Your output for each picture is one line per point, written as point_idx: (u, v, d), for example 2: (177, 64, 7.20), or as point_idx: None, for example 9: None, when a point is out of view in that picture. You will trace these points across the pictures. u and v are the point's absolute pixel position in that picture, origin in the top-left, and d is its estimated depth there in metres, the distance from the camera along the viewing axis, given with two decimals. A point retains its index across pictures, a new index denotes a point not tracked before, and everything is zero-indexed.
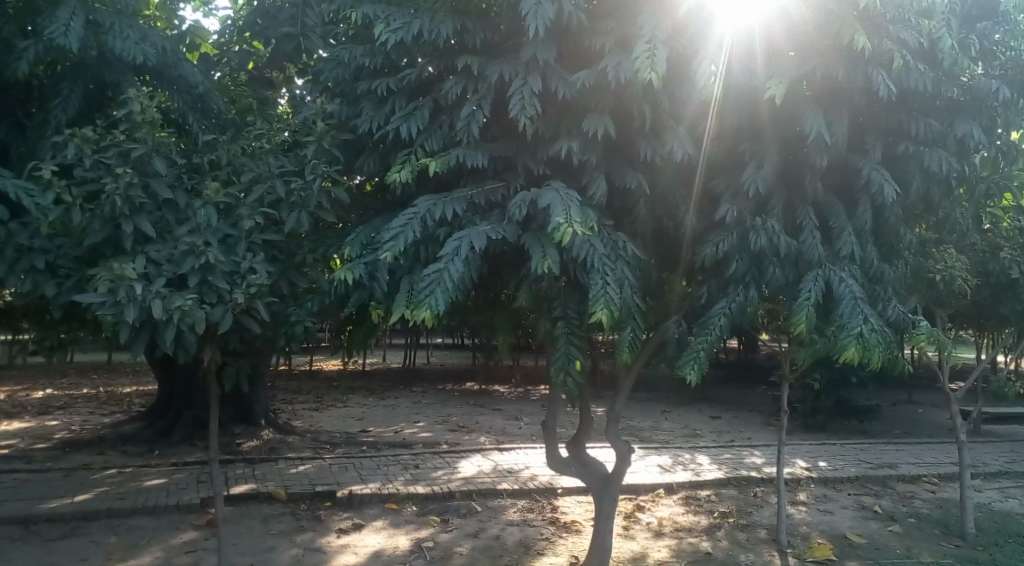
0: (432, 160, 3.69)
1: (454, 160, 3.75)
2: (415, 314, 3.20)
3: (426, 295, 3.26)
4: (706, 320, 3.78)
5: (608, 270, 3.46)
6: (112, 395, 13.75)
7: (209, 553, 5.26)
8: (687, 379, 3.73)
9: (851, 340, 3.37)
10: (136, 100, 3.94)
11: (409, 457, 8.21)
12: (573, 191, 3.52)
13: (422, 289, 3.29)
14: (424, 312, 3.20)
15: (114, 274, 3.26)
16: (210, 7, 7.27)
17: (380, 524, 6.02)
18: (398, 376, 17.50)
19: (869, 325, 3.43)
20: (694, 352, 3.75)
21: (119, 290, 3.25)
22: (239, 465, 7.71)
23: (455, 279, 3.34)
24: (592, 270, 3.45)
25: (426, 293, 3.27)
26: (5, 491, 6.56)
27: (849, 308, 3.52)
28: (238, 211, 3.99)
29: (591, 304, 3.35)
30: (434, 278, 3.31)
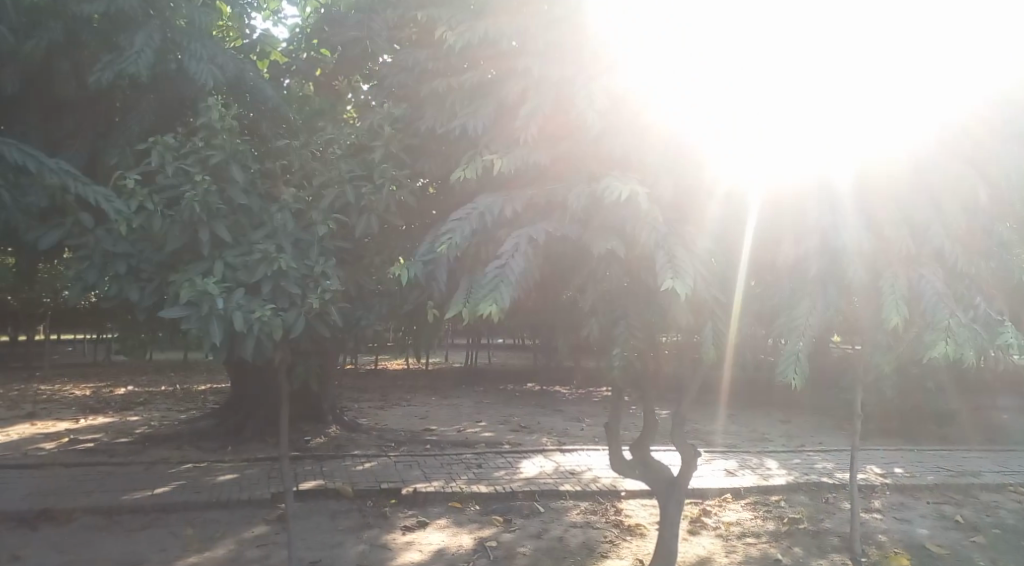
0: (500, 159, 3.76)
1: (516, 162, 3.79)
2: (482, 308, 3.15)
3: (490, 290, 3.26)
4: (790, 320, 3.76)
5: (675, 249, 3.33)
6: (189, 392, 14.32)
7: (280, 547, 5.40)
8: (789, 382, 3.65)
9: (941, 337, 3.32)
10: (212, 107, 4.07)
11: (472, 456, 8.28)
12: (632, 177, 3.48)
13: (483, 288, 3.28)
14: (491, 307, 3.17)
15: (199, 290, 3.40)
16: (279, 15, 7.41)
17: (444, 522, 6.08)
18: (461, 376, 17.65)
19: (957, 318, 3.41)
20: (794, 351, 3.65)
21: (203, 304, 3.37)
22: (308, 461, 7.91)
23: (516, 275, 3.36)
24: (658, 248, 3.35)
25: (488, 292, 3.26)
26: (92, 482, 6.91)
27: (932, 303, 3.48)
28: (311, 216, 4.09)
29: (662, 280, 3.19)
30: (496, 274, 3.33)
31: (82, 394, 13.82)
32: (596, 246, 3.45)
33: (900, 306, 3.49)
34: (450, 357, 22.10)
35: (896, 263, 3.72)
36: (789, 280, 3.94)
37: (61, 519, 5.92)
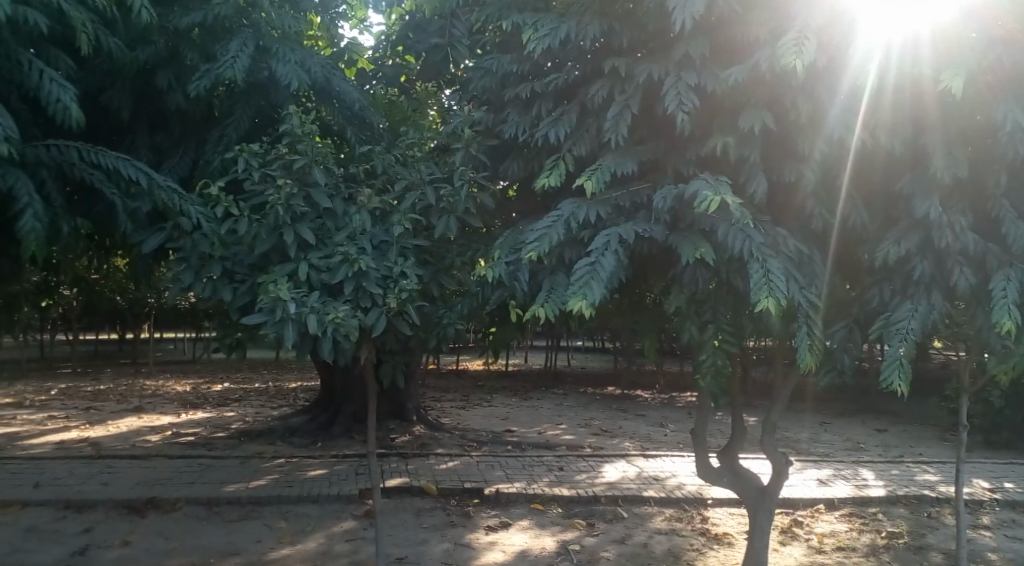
0: (588, 179, 3.59)
1: (607, 174, 3.66)
2: (571, 305, 3.15)
3: (579, 288, 3.24)
4: (891, 326, 3.46)
5: (771, 261, 3.26)
6: (281, 389, 14.89)
7: (367, 542, 5.54)
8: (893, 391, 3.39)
9: None
10: (294, 116, 4.27)
11: (553, 459, 8.27)
12: (722, 179, 3.37)
13: (574, 283, 3.27)
14: (580, 302, 3.17)
15: (272, 296, 3.51)
16: (365, 23, 7.63)
17: (526, 524, 6.10)
18: (542, 378, 17.68)
19: None
20: (896, 357, 3.37)
21: (277, 309, 3.49)
22: (393, 459, 8.09)
23: (608, 274, 3.31)
24: (750, 260, 3.28)
25: (578, 287, 3.25)
26: (193, 473, 7.29)
27: None
28: (392, 217, 4.18)
29: (754, 295, 3.15)
30: (587, 272, 3.30)
31: (183, 390, 14.60)
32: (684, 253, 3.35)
33: (1014, 311, 3.20)
34: (529, 359, 22.18)
35: (1010, 264, 3.44)
36: (887, 281, 3.69)
37: (166, 508, 6.26)
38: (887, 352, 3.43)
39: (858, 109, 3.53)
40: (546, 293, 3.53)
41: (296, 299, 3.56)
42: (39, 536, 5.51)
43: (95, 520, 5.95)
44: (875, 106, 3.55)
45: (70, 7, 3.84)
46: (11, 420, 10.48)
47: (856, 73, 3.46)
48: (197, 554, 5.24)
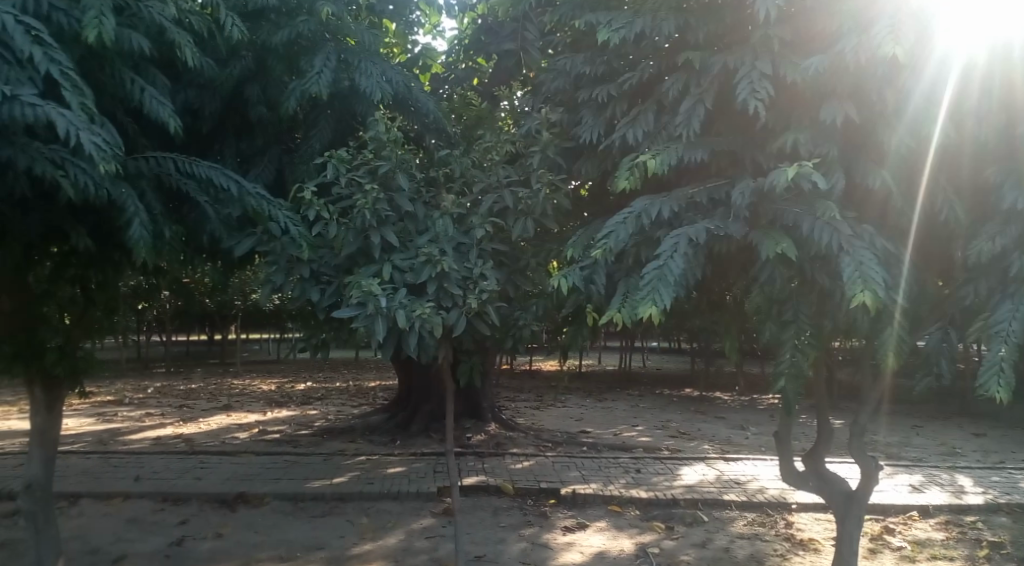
0: (652, 156, 3.63)
1: (671, 157, 3.67)
2: (640, 311, 3.13)
3: (647, 294, 3.21)
4: (992, 330, 3.23)
5: (863, 255, 3.15)
6: (360, 388, 15.26)
7: (446, 539, 5.62)
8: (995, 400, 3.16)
9: None
10: (380, 122, 4.38)
11: (630, 461, 8.19)
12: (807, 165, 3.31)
13: (641, 288, 3.24)
14: (649, 308, 3.14)
15: (364, 290, 3.61)
16: (438, 29, 7.73)
17: (603, 525, 6.06)
18: (616, 379, 17.53)
19: None
20: (996, 362, 3.16)
21: (369, 303, 3.60)
22: (470, 458, 8.19)
23: (676, 276, 3.26)
24: (841, 254, 3.18)
25: (647, 292, 3.21)
26: (279, 470, 7.56)
27: None
28: (470, 220, 4.25)
29: (850, 288, 3.03)
30: (653, 276, 3.26)
31: (269, 389, 15.16)
32: (763, 250, 3.26)
33: None
34: (603, 360, 22.02)
35: None
36: (983, 279, 3.46)
37: (255, 502, 6.52)
38: (987, 357, 3.23)
39: (942, 97, 3.37)
40: (621, 298, 3.47)
41: (385, 295, 3.68)
42: (140, 528, 5.82)
43: (190, 513, 6.24)
44: (960, 96, 3.39)
45: (170, 27, 4.00)
46: (112, 416, 11.11)
47: (940, 61, 3.31)
48: (285, 547, 5.44)
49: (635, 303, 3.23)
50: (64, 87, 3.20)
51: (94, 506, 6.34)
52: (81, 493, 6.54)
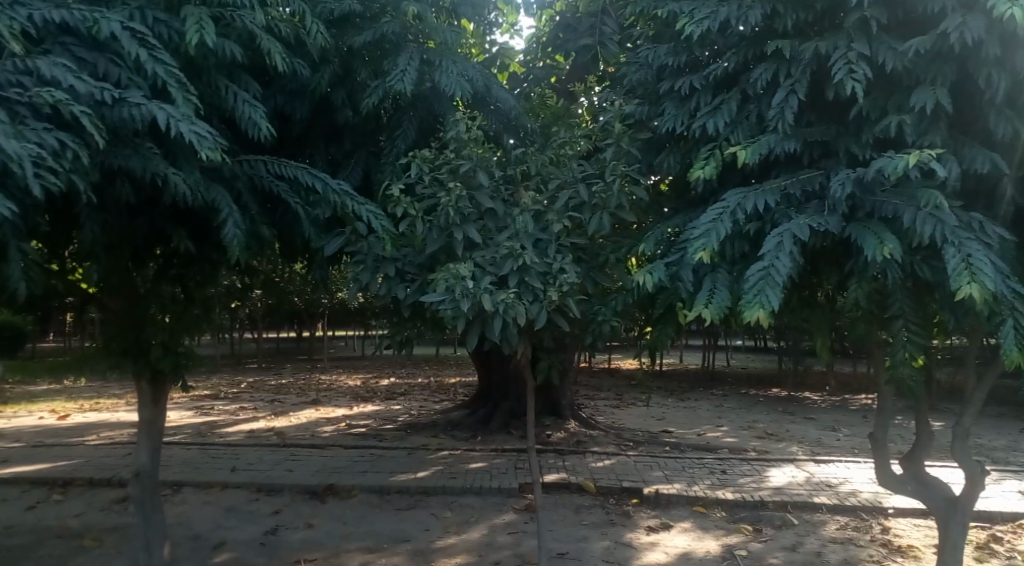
0: (743, 149, 3.58)
1: (764, 149, 3.58)
2: (746, 315, 3.09)
3: (755, 295, 3.16)
4: None
5: (968, 245, 3.01)
6: (441, 384, 15.51)
7: (529, 536, 5.65)
8: None
9: None
10: (460, 121, 4.46)
11: (715, 461, 8.01)
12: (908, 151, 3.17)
13: (748, 290, 3.20)
14: (757, 311, 3.09)
15: (452, 274, 3.72)
16: (516, 27, 7.75)
17: (688, 526, 5.96)
18: (699, 378, 17.19)
19: None
20: None
21: (456, 287, 3.68)
22: (551, 455, 8.20)
23: (784, 276, 3.18)
24: (944, 245, 3.04)
25: (754, 295, 3.17)
26: (365, 463, 7.77)
27: None
28: (548, 216, 4.23)
29: (954, 283, 2.90)
30: (762, 277, 3.20)
31: (354, 385, 15.60)
32: (863, 244, 3.16)
33: None
34: (685, 358, 21.64)
35: None
36: None
37: (344, 494, 6.73)
38: None
39: None
40: (706, 295, 3.46)
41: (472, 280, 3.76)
42: (237, 516, 6.10)
43: (283, 503, 6.50)
44: None
45: (261, 34, 4.19)
46: (210, 410, 11.68)
47: None
48: (373, 539, 5.59)
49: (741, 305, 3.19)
50: (170, 84, 3.45)
51: (195, 495, 6.69)
52: (183, 482, 6.90)
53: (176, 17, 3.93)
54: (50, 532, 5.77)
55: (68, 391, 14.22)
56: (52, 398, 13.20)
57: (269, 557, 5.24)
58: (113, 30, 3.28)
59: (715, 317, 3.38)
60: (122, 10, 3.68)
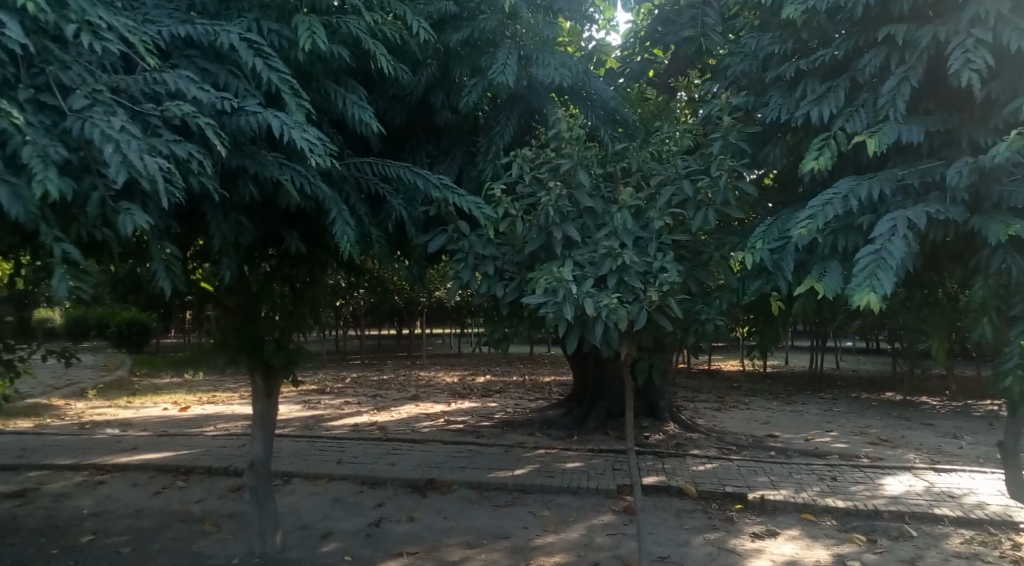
0: (868, 136, 3.33)
1: (891, 137, 3.34)
2: (857, 298, 2.92)
3: (865, 279, 3.00)
4: None
5: None
6: (537, 383, 15.55)
7: (629, 537, 5.58)
8: None
9: None
10: (561, 120, 4.43)
11: (824, 468, 7.67)
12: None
13: (857, 274, 3.03)
14: (867, 295, 2.92)
15: (556, 276, 3.70)
16: (613, 23, 7.67)
17: (795, 534, 5.73)
18: (805, 381, 16.48)
19: None
20: None
21: (559, 289, 3.68)
22: (650, 457, 8.07)
23: (898, 259, 3.02)
24: None
25: (864, 279, 3.01)
26: (464, 459, 7.89)
27: None
28: (648, 213, 4.14)
29: None
30: (873, 260, 3.04)
31: (452, 382, 15.87)
32: (990, 235, 2.97)
33: None
34: (790, 360, 20.82)
35: None
36: None
37: (444, 489, 6.86)
38: None
39: None
40: (818, 273, 3.39)
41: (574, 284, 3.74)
42: (344, 507, 6.33)
43: (386, 495, 6.70)
44: None
45: (367, 38, 4.34)
46: (317, 404, 12.16)
47: None
48: (473, 534, 5.66)
49: (849, 290, 3.03)
50: (284, 91, 3.60)
51: (304, 485, 6.99)
52: (293, 473, 7.22)
53: (287, 25, 4.11)
54: (174, 516, 6.17)
55: (188, 384, 15.19)
56: (175, 390, 14.12)
57: (373, 548, 5.40)
58: (232, 41, 3.47)
59: (826, 293, 3.27)
60: (240, 21, 3.89)
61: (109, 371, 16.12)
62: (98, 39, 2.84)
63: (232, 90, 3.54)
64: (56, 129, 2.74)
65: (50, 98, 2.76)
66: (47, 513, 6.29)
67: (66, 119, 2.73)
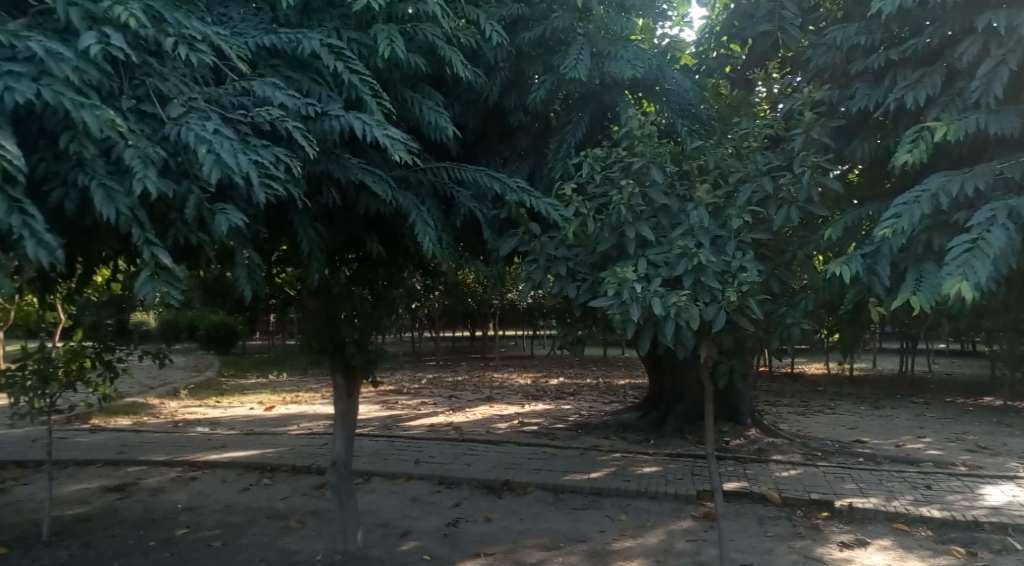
0: (947, 127, 3.29)
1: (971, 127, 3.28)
2: (946, 286, 2.77)
3: (957, 268, 2.84)
4: None
5: None
6: (612, 385, 15.40)
7: (709, 544, 5.46)
8: None
9: None
10: (634, 117, 4.37)
11: (917, 476, 7.30)
12: None
13: (950, 264, 2.88)
14: (958, 282, 2.76)
15: (618, 277, 3.65)
16: (687, 19, 7.51)
17: (887, 544, 5.48)
18: (895, 384, 15.74)
19: None
20: None
21: (623, 290, 3.62)
22: (730, 462, 7.88)
23: (996, 248, 2.85)
24: None
25: (957, 268, 2.85)
26: (539, 461, 7.89)
27: None
28: (727, 212, 4.01)
29: None
30: (967, 250, 2.89)
31: (526, 383, 15.91)
32: None
33: None
34: (877, 363, 19.94)
35: None
36: None
37: (520, 491, 6.87)
38: None
39: None
40: (913, 283, 3.18)
41: (641, 283, 3.67)
42: (422, 507, 6.42)
43: (462, 496, 6.76)
44: None
45: (442, 45, 4.37)
46: (394, 404, 12.40)
47: None
48: (550, 537, 5.65)
49: (940, 280, 2.87)
50: (364, 92, 3.66)
51: (383, 484, 7.13)
52: (372, 472, 7.37)
53: (365, 33, 4.19)
54: (261, 512, 6.40)
55: (273, 384, 15.76)
56: (261, 390, 14.66)
57: (451, 548, 5.44)
58: (314, 48, 3.58)
59: (923, 303, 3.06)
60: (321, 30, 4.01)
61: (200, 371, 16.90)
62: (193, 50, 3.01)
63: (315, 96, 3.65)
64: (156, 135, 2.90)
65: (150, 107, 2.92)
66: (145, 506, 6.63)
67: (164, 126, 2.89)
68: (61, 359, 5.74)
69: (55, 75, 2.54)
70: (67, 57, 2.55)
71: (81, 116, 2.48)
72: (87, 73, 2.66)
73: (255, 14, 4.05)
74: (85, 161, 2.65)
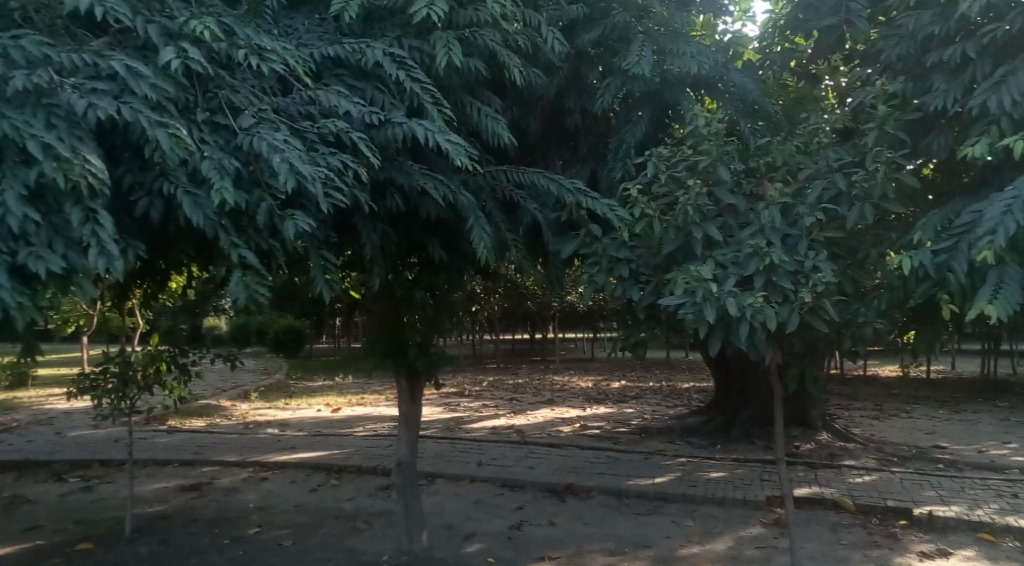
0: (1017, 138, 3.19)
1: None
2: None
3: None
4: None
5: None
6: (675, 389, 15.17)
7: (780, 551, 5.31)
8: None
9: None
10: (699, 114, 4.27)
11: (1003, 484, 6.95)
12: None
13: None
14: None
15: (695, 277, 3.55)
16: (750, 14, 7.34)
17: (971, 555, 5.23)
18: (976, 388, 15.03)
19: None
20: None
21: (698, 290, 3.52)
22: (800, 468, 7.65)
23: None
24: None
25: None
26: (603, 465, 7.83)
27: None
28: (797, 211, 3.92)
29: None
30: None
31: (587, 386, 15.81)
32: None
33: None
34: (956, 365, 19.06)
35: None
36: None
37: (583, 495, 6.83)
38: None
39: None
40: (991, 293, 3.09)
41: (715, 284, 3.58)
42: (486, 509, 6.45)
43: (526, 499, 6.76)
44: None
45: (501, 50, 4.40)
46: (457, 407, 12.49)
47: None
48: (615, 542, 5.59)
49: None
50: (425, 100, 3.71)
51: (447, 486, 7.19)
52: (436, 474, 7.44)
53: (426, 41, 4.24)
54: (329, 512, 6.53)
55: (338, 387, 16.08)
56: (326, 393, 14.97)
57: (516, 551, 5.45)
58: (377, 57, 3.64)
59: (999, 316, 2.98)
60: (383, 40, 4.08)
61: (269, 374, 17.38)
62: (263, 61, 3.10)
63: (378, 103, 3.70)
64: (230, 146, 2.99)
65: (223, 118, 3.02)
66: (219, 505, 6.85)
67: (237, 136, 2.98)
68: (140, 362, 6.00)
69: (135, 92, 2.67)
70: (147, 74, 2.68)
71: (155, 133, 2.59)
72: (165, 89, 2.78)
73: (320, 25, 4.14)
74: (164, 172, 2.76)
